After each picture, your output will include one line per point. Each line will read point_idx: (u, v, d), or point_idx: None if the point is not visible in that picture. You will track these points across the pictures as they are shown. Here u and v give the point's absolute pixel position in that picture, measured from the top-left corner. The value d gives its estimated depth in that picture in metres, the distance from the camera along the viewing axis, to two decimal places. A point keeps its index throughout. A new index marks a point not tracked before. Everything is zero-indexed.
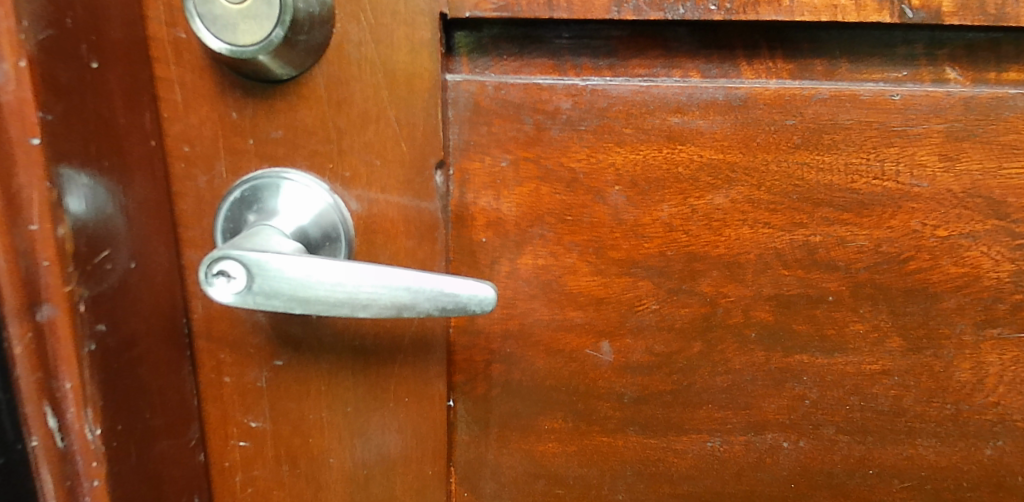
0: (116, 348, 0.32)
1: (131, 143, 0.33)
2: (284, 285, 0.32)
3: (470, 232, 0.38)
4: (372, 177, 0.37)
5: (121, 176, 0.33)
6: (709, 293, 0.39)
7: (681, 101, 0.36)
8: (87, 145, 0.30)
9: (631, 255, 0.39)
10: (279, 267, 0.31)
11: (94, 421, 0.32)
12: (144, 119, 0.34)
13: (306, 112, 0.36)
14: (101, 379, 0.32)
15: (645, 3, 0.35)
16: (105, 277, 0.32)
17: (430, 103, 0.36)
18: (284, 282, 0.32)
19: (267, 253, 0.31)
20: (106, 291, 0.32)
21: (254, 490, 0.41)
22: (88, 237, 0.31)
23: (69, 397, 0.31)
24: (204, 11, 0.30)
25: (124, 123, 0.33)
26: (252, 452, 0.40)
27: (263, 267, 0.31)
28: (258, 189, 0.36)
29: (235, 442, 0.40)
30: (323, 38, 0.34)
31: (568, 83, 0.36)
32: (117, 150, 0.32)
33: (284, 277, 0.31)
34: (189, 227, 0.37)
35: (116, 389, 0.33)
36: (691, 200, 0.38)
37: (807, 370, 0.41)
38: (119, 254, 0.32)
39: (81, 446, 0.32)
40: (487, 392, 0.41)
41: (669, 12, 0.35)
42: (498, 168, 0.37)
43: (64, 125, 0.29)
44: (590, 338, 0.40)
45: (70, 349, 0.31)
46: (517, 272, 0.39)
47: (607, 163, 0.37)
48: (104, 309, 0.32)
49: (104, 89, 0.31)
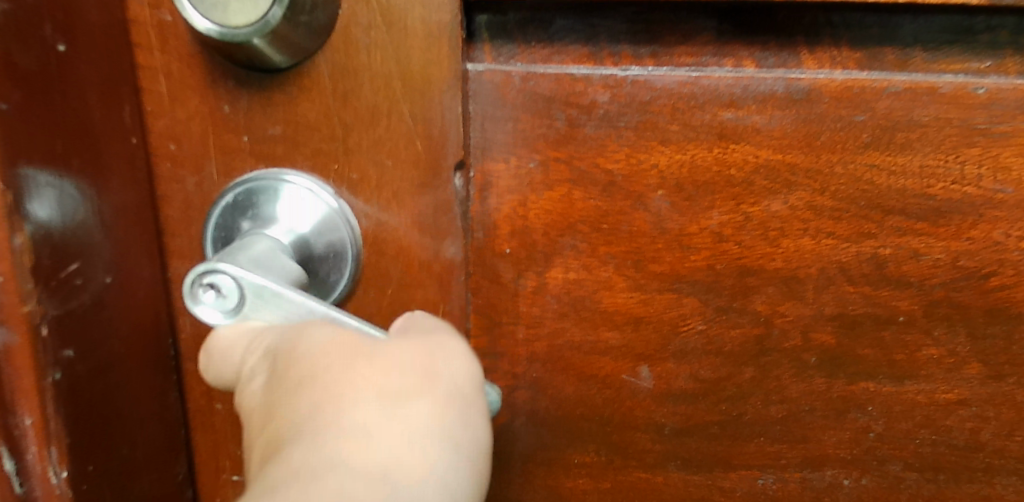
0: (88, 377, 0.28)
1: (106, 140, 0.29)
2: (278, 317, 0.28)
3: (493, 243, 0.34)
4: (383, 180, 0.32)
5: (96, 178, 0.29)
6: (764, 312, 0.35)
7: (735, 94, 0.32)
8: (53, 139, 0.26)
9: (675, 268, 0.34)
10: (280, 295, 0.28)
11: (59, 463, 0.27)
12: (124, 113, 0.30)
13: (308, 106, 0.32)
14: (68, 413, 0.27)
15: None
16: (74, 294, 0.27)
17: (449, 95, 0.31)
18: (280, 315, 0.28)
19: (268, 278, 0.28)
20: (75, 309, 0.28)
21: None
22: (54, 247, 0.26)
23: (29, 435, 0.27)
24: None
25: (97, 116, 0.29)
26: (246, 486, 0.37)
27: (260, 293, 0.27)
28: (253, 193, 0.32)
29: (228, 476, 0.37)
30: (328, 21, 0.30)
31: (606, 73, 0.32)
32: (88, 147, 0.28)
33: (281, 310, 0.28)
34: (176, 236, 0.33)
35: (89, 423, 0.28)
36: (744, 206, 0.33)
37: (873, 399, 0.36)
38: (90, 267, 0.28)
39: (45, 492, 0.28)
40: (510, 423, 0.37)
41: None
42: (526, 170, 0.33)
43: (22, 117, 0.25)
44: (627, 363, 0.36)
45: (31, 379, 0.26)
46: (545, 287, 0.35)
47: (649, 165, 0.33)
48: (71, 332, 0.27)
49: (73, 77, 0.27)
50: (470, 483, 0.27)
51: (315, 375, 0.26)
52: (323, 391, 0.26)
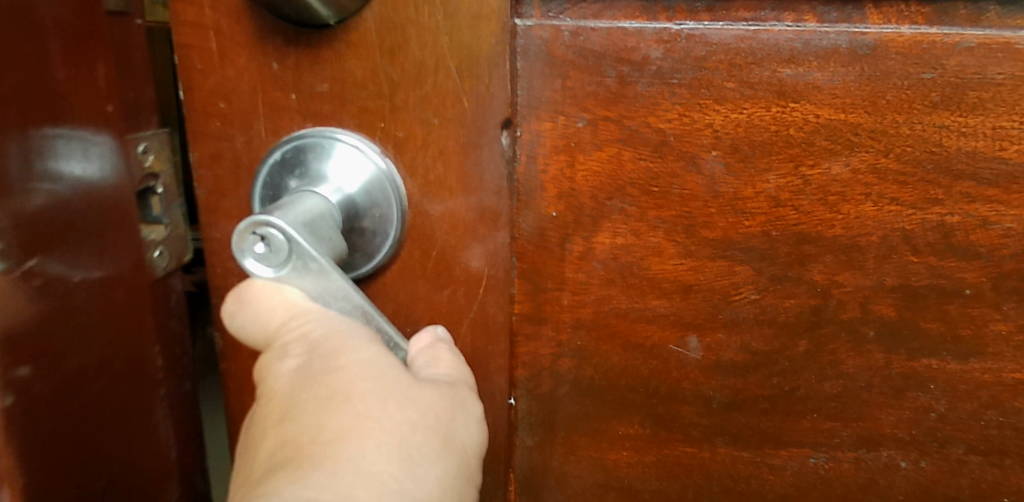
0: (42, 395, 0.28)
1: (77, 106, 0.30)
2: (312, 286, 0.29)
3: (539, 205, 0.33)
4: (429, 138, 0.32)
5: (70, 131, 0.29)
6: (821, 282, 0.33)
7: (796, 49, 0.30)
8: (23, 113, 0.27)
9: (727, 234, 0.33)
10: (327, 271, 0.28)
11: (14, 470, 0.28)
12: (95, 75, 0.31)
13: (355, 62, 0.31)
14: (15, 438, 0.27)
15: None
16: (41, 293, 0.28)
17: (497, 50, 0.30)
18: (316, 285, 0.29)
19: (318, 250, 0.28)
20: (41, 311, 0.28)
21: None
22: (22, 238, 0.27)
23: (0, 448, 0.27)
24: None
25: (63, 80, 0.29)
26: None
27: (308, 266, 0.28)
28: (300, 151, 0.32)
29: None
30: None
31: (659, 27, 0.30)
32: (54, 112, 0.29)
33: (319, 281, 0.29)
34: (228, 194, 0.34)
35: (40, 432, 0.28)
36: (802, 168, 0.32)
37: (935, 377, 0.34)
38: (47, 261, 0.28)
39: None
40: (554, 391, 0.36)
41: None
42: (574, 129, 0.32)
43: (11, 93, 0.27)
44: (674, 331, 0.35)
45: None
46: (592, 253, 0.34)
47: (703, 124, 0.31)
48: (24, 351, 0.27)
49: (35, 41, 0.28)
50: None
51: (348, 388, 0.30)
52: (353, 409, 0.29)
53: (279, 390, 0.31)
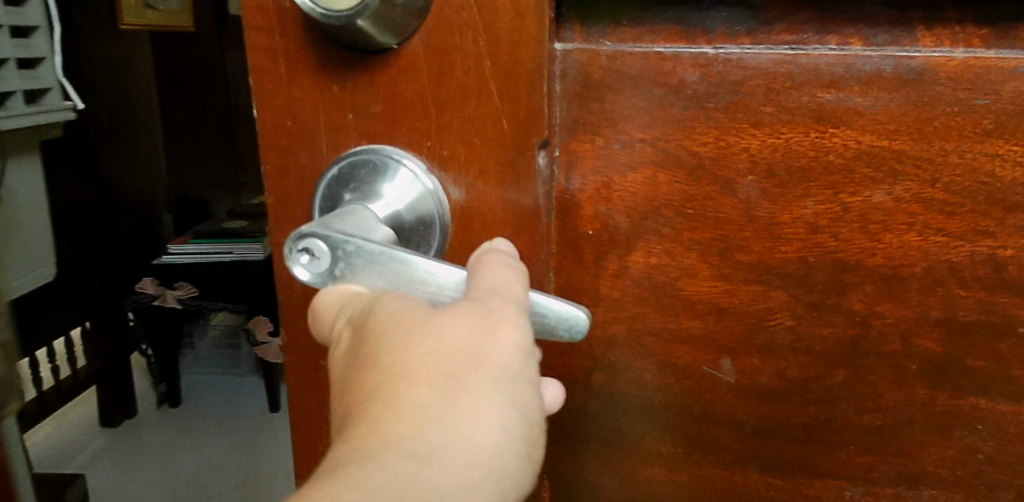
0: None
1: None
2: (366, 278, 0.29)
3: (576, 223, 0.34)
4: (472, 156, 0.33)
5: None
6: (860, 311, 0.32)
7: (837, 74, 0.30)
8: None
9: (763, 259, 0.33)
10: (368, 252, 0.29)
11: None
12: None
13: (406, 84, 0.33)
14: None
15: None
16: None
17: (536, 75, 0.32)
18: (369, 275, 0.29)
19: (354, 237, 0.29)
20: None
21: None
22: None
23: None
24: None
25: None
26: None
27: (349, 251, 0.29)
28: (355, 167, 0.34)
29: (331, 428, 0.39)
30: (422, 3, 0.31)
31: (696, 52, 0.31)
32: None
33: (370, 269, 0.29)
34: (291, 205, 0.36)
35: None
36: (842, 195, 0.31)
37: (983, 417, 0.32)
38: None
39: None
40: (587, 404, 0.37)
41: None
42: (610, 150, 0.33)
43: None
44: (708, 354, 0.35)
45: None
46: (626, 271, 0.35)
47: (740, 148, 0.31)
48: None
49: None
50: (529, 445, 0.27)
51: (378, 339, 0.27)
52: (383, 363, 0.27)
53: (336, 373, 0.29)
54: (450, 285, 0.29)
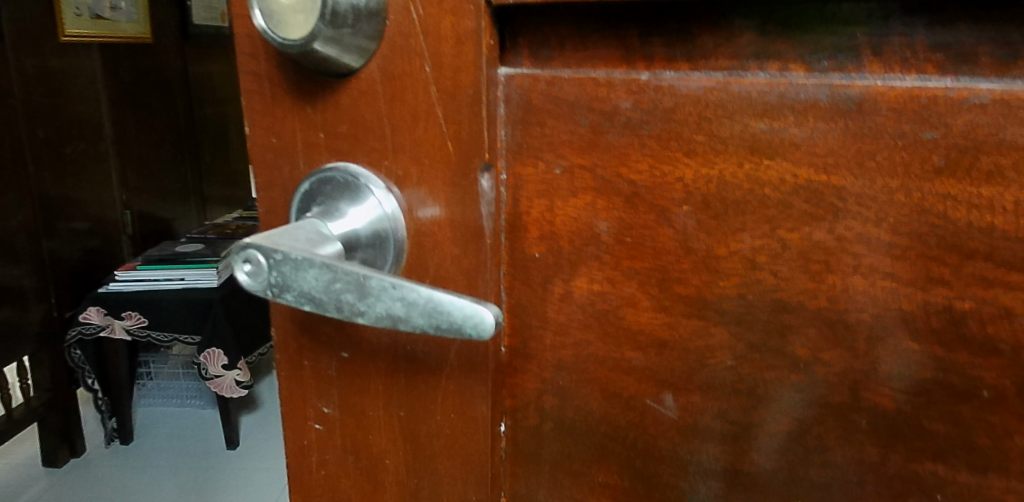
0: None
1: None
2: (295, 283, 0.31)
3: (523, 245, 0.35)
4: (422, 176, 0.34)
5: None
6: (805, 357, 0.30)
7: (770, 102, 0.28)
8: None
9: (702, 293, 0.31)
10: (293, 258, 0.31)
11: None
12: None
13: (366, 106, 0.35)
14: None
15: None
16: None
17: (476, 100, 0.32)
18: (297, 280, 0.31)
19: (280, 247, 0.31)
20: None
21: (326, 473, 0.41)
22: None
23: None
24: (262, 6, 0.31)
25: None
26: (325, 436, 0.41)
27: (277, 260, 0.31)
28: (322, 183, 0.36)
29: (311, 424, 0.41)
30: (375, 30, 0.33)
31: (629, 77, 0.30)
32: None
33: (296, 275, 0.31)
34: (276, 214, 0.39)
35: None
36: (779, 231, 0.29)
37: (943, 487, 0.29)
38: None
39: None
40: (540, 425, 0.37)
41: None
42: (552, 175, 0.33)
43: None
44: (650, 386, 0.34)
45: None
46: (571, 295, 0.34)
47: (674, 177, 0.30)
48: None
49: None
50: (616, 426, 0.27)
51: None
52: None
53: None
54: (367, 287, 0.31)
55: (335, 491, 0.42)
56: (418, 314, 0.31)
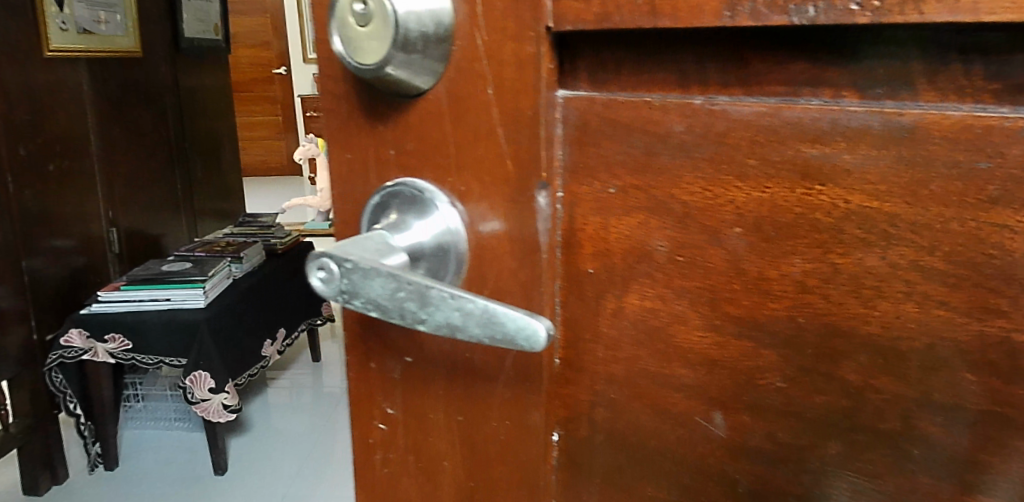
0: None
1: None
2: (363, 291, 0.33)
3: (577, 261, 0.36)
4: (482, 193, 0.36)
5: None
6: (856, 383, 0.30)
7: (821, 129, 0.28)
8: None
9: (752, 314, 0.31)
10: (362, 266, 0.33)
11: None
12: None
13: (432, 126, 0.37)
14: None
15: (764, 4, 0.27)
16: None
17: (534, 122, 0.34)
18: (366, 288, 0.33)
19: (351, 256, 0.33)
20: None
21: (389, 471, 0.44)
22: None
23: None
24: (341, 34, 0.33)
25: None
26: (388, 435, 0.43)
27: (348, 269, 0.33)
28: (389, 198, 0.38)
29: (376, 423, 0.43)
30: (442, 55, 0.35)
31: (683, 101, 0.31)
32: None
33: (366, 282, 0.33)
34: (349, 223, 0.42)
35: None
36: (830, 256, 0.29)
37: None
38: None
39: None
40: (590, 437, 0.37)
41: (795, 15, 0.27)
42: (606, 194, 0.34)
43: None
44: (699, 405, 0.34)
45: None
46: (624, 311, 0.35)
47: (725, 200, 0.31)
48: None
49: None
50: None
51: None
52: None
53: None
54: (428, 297, 0.33)
55: (396, 488, 0.44)
56: (476, 325, 0.32)
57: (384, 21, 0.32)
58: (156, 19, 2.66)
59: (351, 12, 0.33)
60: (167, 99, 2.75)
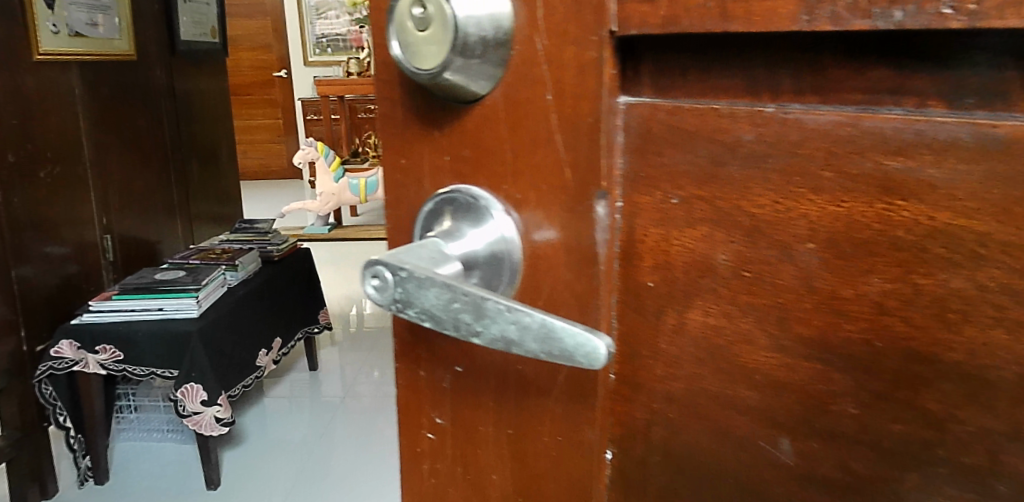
0: None
1: None
2: (417, 300, 0.33)
3: (636, 273, 0.34)
4: (539, 202, 0.35)
5: None
6: (938, 413, 0.28)
7: (905, 140, 0.26)
8: None
9: (824, 334, 0.30)
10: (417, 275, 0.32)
11: None
12: None
13: (488, 132, 0.36)
14: None
15: (845, 8, 0.26)
16: None
17: (595, 130, 0.33)
18: (420, 297, 0.33)
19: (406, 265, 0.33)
20: None
21: (436, 481, 0.43)
22: None
23: None
24: (400, 39, 0.33)
25: None
26: (436, 445, 0.42)
27: (402, 277, 0.33)
28: (443, 205, 0.37)
29: (424, 433, 0.43)
30: (500, 60, 0.34)
31: (755, 109, 0.30)
32: None
33: (420, 291, 0.32)
34: (401, 229, 0.41)
35: None
36: (912, 276, 0.27)
37: None
38: None
39: None
40: (645, 456, 0.36)
41: (880, 19, 0.25)
42: (669, 205, 0.33)
43: None
44: (763, 428, 0.32)
45: None
46: (684, 327, 0.33)
47: (798, 214, 0.29)
48: None
49: None
50: None
51: None
52: None
53: None
54: (483, 309, 0.32)
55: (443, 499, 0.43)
56: (532, 339, 0.31)
57: (442, 25, 0.32)
58: (155, 26, 2.73)
59: (409, 16, 0.32)
60: (163, 105, 2.80)
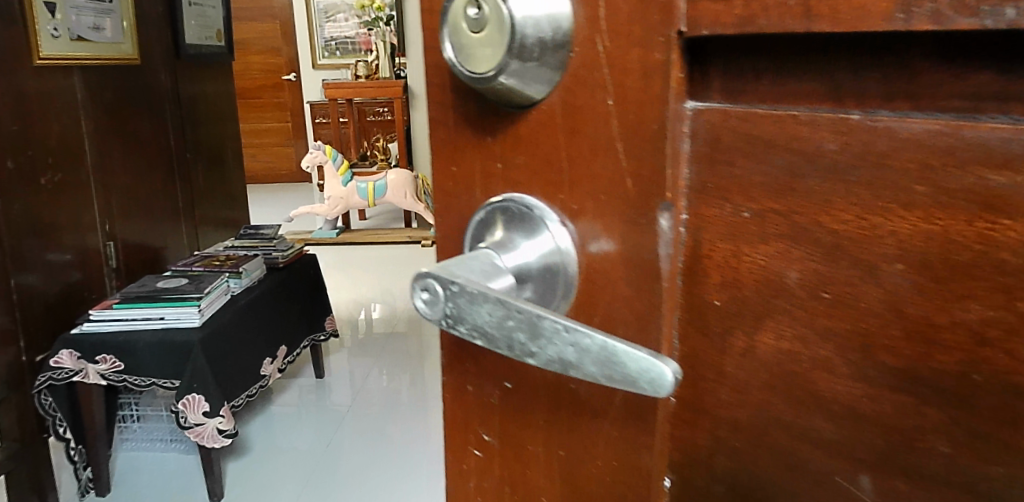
0: None
1: None
2: (469, 316, 0.31)
3: (701, 290, 0.32)
4: (597, 213, 0.33)
5: None
6: None
7: (1012, 153, 0.24)
8: None
9: (913, 364, 0.27)
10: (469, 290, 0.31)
11: None
12: None
13: (544, 139, 0.34)
14: None
15: (948, 5, 0.23)
16: None
17: (660, 138, 0.31)
18: (472, 313, 0.31)
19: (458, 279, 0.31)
20: None
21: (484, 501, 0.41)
22: None
23: None
24: (454, 42, 0.32)
25: None
26: (484, 463, 0.41)
27: (453, 292, 0.31)
28: (495, 214, 0.36)
29: (472, 450, 0.41)
30: (558, 63, 0.32)
31: (838, 116, 0.27)
32: None
33: (472, 307, 0.31)
34: (451, 239, 0.40)
35: None
36: (1018, 303, 0.24)
37: None
38: None
39: None
40: (708, 486, 0.34)
41: (988, 18, 0.23)
42: (740, 219, 0.31)
43: None
44: (841, 463, 0.29)
45: None
46: (755, 350, 0.31)
47: (886, 231, 0.27)
48: None
49: None
50: None
51: None
52: None
53: None
54: (539, 327, 0.30)
55: None
56: (591, 362, 0.29)
57: (499, 26, 0.30)
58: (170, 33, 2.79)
59: (464, 17, 0.31)
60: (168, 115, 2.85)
